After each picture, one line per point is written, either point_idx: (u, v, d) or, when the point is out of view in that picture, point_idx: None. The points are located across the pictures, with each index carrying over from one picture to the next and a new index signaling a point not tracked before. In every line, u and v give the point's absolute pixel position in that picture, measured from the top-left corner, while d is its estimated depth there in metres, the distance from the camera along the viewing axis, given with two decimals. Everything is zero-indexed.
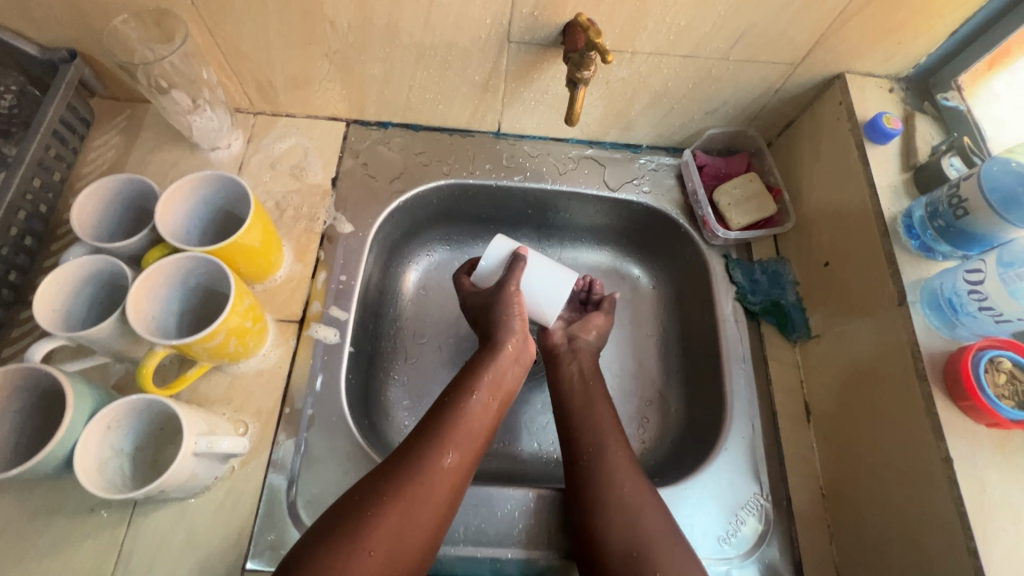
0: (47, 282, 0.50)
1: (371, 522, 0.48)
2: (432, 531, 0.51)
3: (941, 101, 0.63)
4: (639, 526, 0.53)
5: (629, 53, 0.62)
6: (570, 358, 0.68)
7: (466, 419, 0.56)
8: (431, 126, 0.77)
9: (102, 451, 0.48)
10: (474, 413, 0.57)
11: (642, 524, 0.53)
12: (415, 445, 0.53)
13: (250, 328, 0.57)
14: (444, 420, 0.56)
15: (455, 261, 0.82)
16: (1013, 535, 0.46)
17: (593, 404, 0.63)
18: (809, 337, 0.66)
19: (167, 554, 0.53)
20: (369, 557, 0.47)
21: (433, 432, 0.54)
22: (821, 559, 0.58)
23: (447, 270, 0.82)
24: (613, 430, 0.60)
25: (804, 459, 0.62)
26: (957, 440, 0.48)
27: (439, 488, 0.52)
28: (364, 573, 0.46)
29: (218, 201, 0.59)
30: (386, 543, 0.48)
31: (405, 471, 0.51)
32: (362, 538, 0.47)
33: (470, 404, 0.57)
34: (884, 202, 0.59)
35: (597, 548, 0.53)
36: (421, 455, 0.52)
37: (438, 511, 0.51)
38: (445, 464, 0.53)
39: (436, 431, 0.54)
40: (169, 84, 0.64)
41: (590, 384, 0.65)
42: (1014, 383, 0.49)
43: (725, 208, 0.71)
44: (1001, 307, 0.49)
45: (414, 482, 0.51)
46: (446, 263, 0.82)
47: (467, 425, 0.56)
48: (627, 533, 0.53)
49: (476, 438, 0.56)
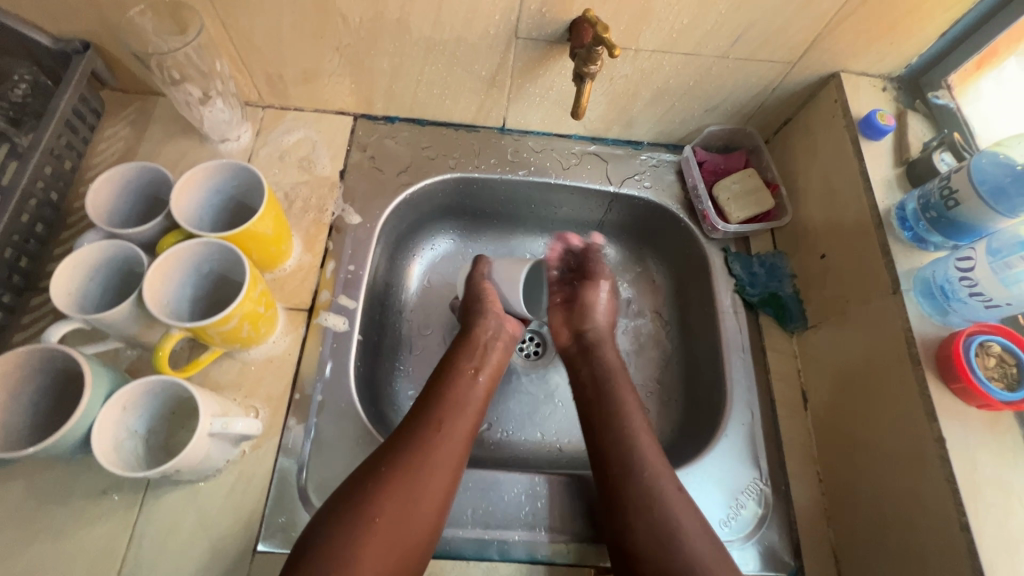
0: (63, 266, 0.51)
1: (377, 491, 0.50)
2: (440, 500, 0.52)
3: (932, 99, 0.66)
4: (671, 521, 0.52)
5: (633, 51, 0.64)
6: (582, 361, 0.68)
7: (456, 392, 0.59)
8: (438, 121, 0.78)
9: (117, 432, 0.49)
10: (463, 387, 0.60)
11: (657, 494, 0.53)
12: (411, 419, 0.56)
13: (263, 314, 0.58)
14: (435, 394, 0.59)
15: (460, 254, 0.84)
16: (1003, 511, 0.47)
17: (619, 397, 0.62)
18: (806, 327, 0.68)
19: (178, 537, 0.54)
20: (375, 523, 0.48)
21: (425, 406, 0.57)
22: (819, 541, 0.59)
23: (451, 263, 0.83)
24: (634, 412, 0.61)
25: (801, 445, 0.64)
26: (950, 421, 0.50)
27: (438, 456, 0.54)
28: (375, 540, 0.48)
29: (230, 190, 0.60)
30: (392, 511, 0.49)
31: (405, 443, 0.54)
32: (368, 505, 0.49)
33: (459, 380, 0.61)
34: (878, 195, 0.61)
35: (628, 543, 0.52)
36: (417, 427, 0.55)
37: (441, 479, 0.53)
38: (439, 432, 0.55)
39: (430, 406, 0.58)
40: (181, 76, 0.65)
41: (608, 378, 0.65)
42: (1002, 366, 0.51)
43: (724, 202, 0.73)
44: (990, 293, 0.51)
45: (413, 451, 0.53)
46: (451, 256, 0.83)
47: (458, 398, 0.59)
48: (659, 529, 0.51)
49: (468, 409, 0.59)
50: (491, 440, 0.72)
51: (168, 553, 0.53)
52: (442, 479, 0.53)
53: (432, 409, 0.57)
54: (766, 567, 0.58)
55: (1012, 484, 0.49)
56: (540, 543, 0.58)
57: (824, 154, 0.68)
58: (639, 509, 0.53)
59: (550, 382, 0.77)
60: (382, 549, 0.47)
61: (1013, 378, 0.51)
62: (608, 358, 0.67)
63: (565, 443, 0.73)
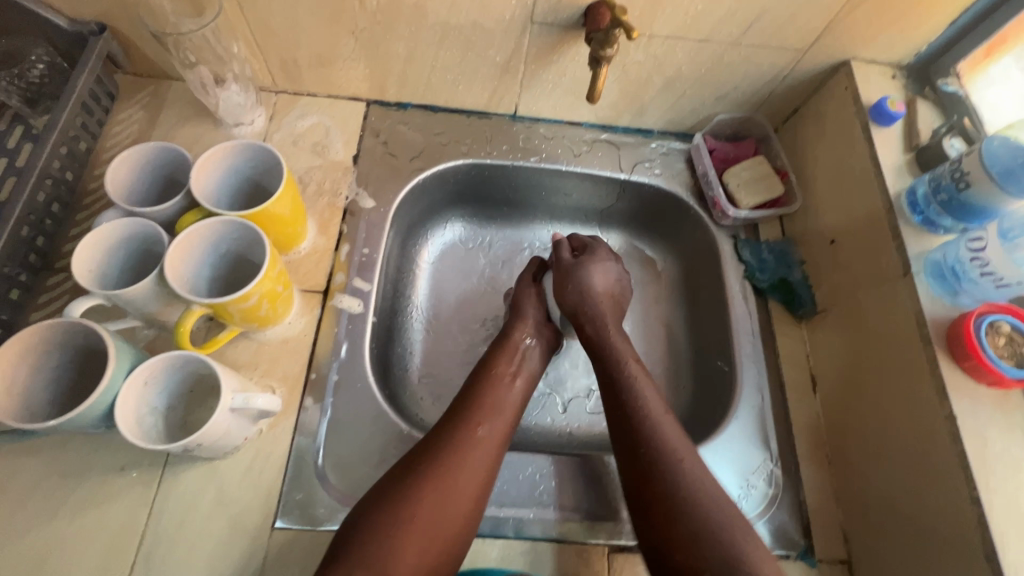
0: (84, 242, 0.51)
1: (414, 489, 0.50)
2: (475, 501, 0.52)
3: (942, 86, 0.67)
4: (710, 514, 0.48)
5: (647, 37, 0.65)
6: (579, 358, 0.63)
7: (494, 395, 0.59)
8: (450, 108, 0.79)
9: (139, 406, 0.49)
10: (501, 390, 0.60)
11: (694, 488, 0.50)
12: (447, 419, 0.56)
13: (281, 293, 0.58)
14: (473, 396, 0.58)
15: (471, 242, 0.84)
16: (1013, 485, 0.48)
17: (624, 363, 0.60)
18: (815, 312, 0.69)
19: (196, 513, 0.54)
20: (414, 520, 0.48)
21: (462, 408, 0.57)
22: (829, 521, 0.60)
23: (462, 251, 0.83)
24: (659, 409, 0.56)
25: (810, 427, 0.65)
26: (960, 399, 0.51)
27: (475, 457, 0.53)
28: (410, 539, 0.47)
29: (247, 171, 0.61)
30: (430, 509, 0.49)
31: (441, 442, 0.53)
32: (405, 503, 0.49)
33: (496, 383, 0.60)
34: (888, 181, 0.62)
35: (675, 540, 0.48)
36: (455, 427, 0.55)
37: (477, 480, 0.52)
38: (477, 434, 0.55)
39: (466, 408, 0.57)
40: (196, 59, 0.66)
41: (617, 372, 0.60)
42: (1011, 345, 0.52)
43: (735, 188, 0.74)
44: (1001, 271, 0.52)
45: (449, 451, 0.53)
46: (462, 243, 0.84)
47: (496, 401, 0.58)
48: (704, 523, 0.48)
49: (506, 413, 0.58)
50: None
51: (186, 529, 0.53)
52: (478, 480, 0.52)
53: (469, 411, 0.57)
54: (777, 545, 0.58)
55: (1022, 460, 0.49)
56: (555, 521, 0.58)
57: (834, 141, 0.69)
58: (663, 470, 0.51)
59: (560, 368, 0.78)
60: (420, 546, 0.48)
61: (1023, 356, 0.52)
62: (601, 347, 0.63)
63: (575, 428, 0.74)
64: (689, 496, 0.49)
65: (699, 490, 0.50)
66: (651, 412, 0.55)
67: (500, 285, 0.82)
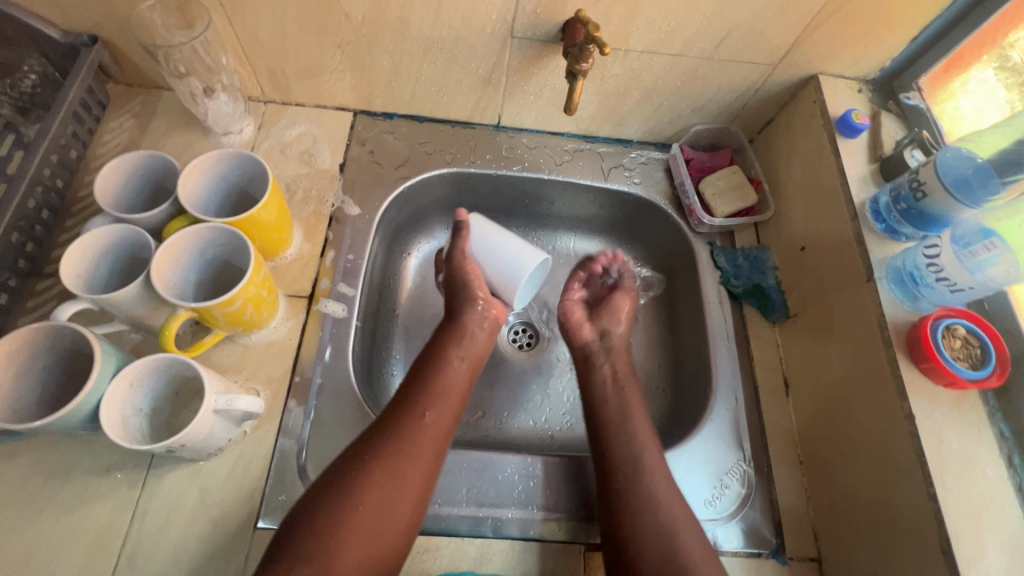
0: (73, 247, 0.53)
1: (360, 479, 0.51)
2: (420, 489, 0.53)
3: (904, 99, 0.70)
4: (676, 534, 0.52)
5: (623, 51, 0.67)
6: (603, 358, 0.69)
7: (441, 380, 0.61)
8: (435, 118, 0.81)
9: (124, 408, 0.51)
10: (447, 375, 0.61)
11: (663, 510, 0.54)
12: (396, 407, 0.58)
13: (265, 297, 0.60)
14: (420, 383, 0.60)
15: None
16: (969, 481, 0.51)
17: (630, 410, 0.63)
18: (787, 316, 0.71)
19: (181, 513, 0.55)
20: (359, 510, 0.50)
21: (410, 394, 0.59)
22: (799, 519, 0.62)
23: (435, 264, 0.84)
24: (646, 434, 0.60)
25: (783, 428, 0.67)
26: (919, 399, 0.53)
27: (421, 444, 0.55)
28: (353, 528, 0.49)
29: (235, 179, 0.63)
30: (375, 500, 0.50)
31: (388, 430, 0.55)
32: (352, 493, 0.50)
33: (443, 367, 0.62)
34: (854, 190, 0.64)
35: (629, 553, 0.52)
36: (402, 415, 0.56)
37: (423, 467, 0.54)
38: (422, 421, 0.56)
39: (413, 394, 0.59)
40: (186, 69, 0.67)
41: (622, 386, 0.66)
42: (967, 347, 0.55)
43: (711, 197, 0.76)
44: (955, 277, 0.54)
45: (397, 440, 0.54)
46: (434, 256, 0.85)
47: (443, 385, 0.60)
48: (660, 539, 0.52)
49: (452, 397, 0.60)
50: (485, 428, 0.74)
51: (170, 530, 0.54)
52: (423, 467, 0.54)
53: (416, 397, 0.58)
54: (749, 543, 0.60)
55: (977, 456, 0.52)
56: (533, 520, 0.60)
57: (804, 151, 0.72)
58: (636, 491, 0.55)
59: (542, 372, 0.80)
60: (364, 537, 0.49)
61: (978, 358, 0.54)
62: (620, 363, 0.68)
63: (556, 430, 0.75)
64: (670, 535, 0.52)
65: (682, 547, 0.51)
66: (637, 432, 0.60)
67: None
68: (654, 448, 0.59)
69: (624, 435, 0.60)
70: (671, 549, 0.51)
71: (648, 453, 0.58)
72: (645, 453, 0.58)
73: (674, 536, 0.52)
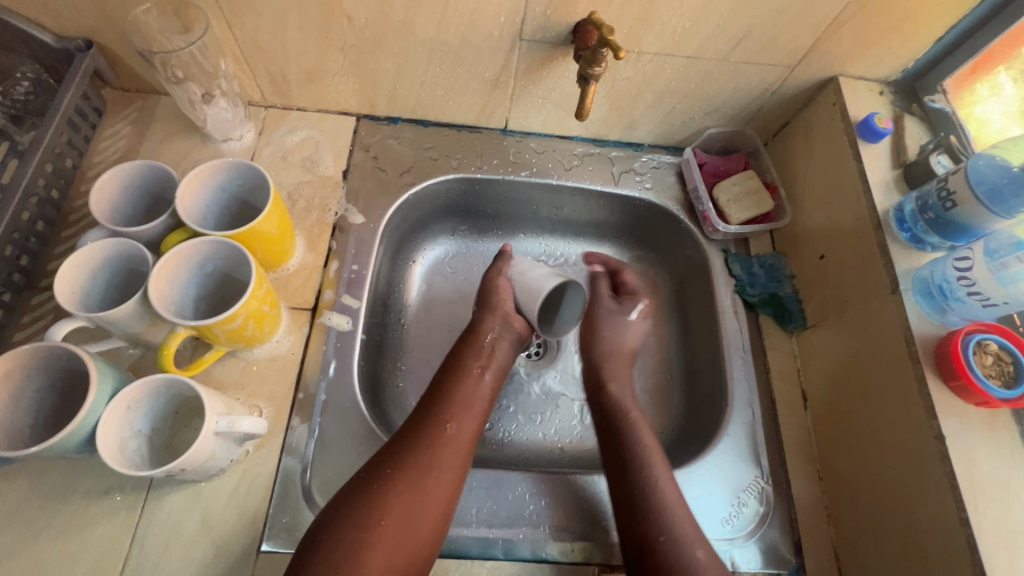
0: (68, 263, 0.51)
1: (383, 493, 0.49)
2: (443, 504, 0.52)
3: (929, 102, 0.68)
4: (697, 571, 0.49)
5: (635, 53, 0.65)
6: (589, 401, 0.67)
7: (463, 393, 0.59)
8: (440, 122, 0.79)
9: (123, 430, 0.49)
10: (470, 387, 0.60)
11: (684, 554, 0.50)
12: (417, 418, 0.56)
13: (268, 312, 0.58)
14: (440, 394, 0.58)
15: (449, 263, 0.83)
16: (1002, 505, 0.49)
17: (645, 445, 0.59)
18: (806, 327, 0.69)
19: (181, 538, 0.53)
20: (381, 526, 0.48)
21: (432, 406, 0.57)
22: (819, 538, 0.60)
23: (441, 271, 0.82)
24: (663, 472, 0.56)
25: (802, 443, 0.65)
26: (949, 418, 0.51)
27: (444, 458, 0.53)
28: (377, 544, 0.47)
29: (234, 189, 0.61)
30: (398, 515, 0.49)
31: (411, 442, 0.53)
32: (374, 508, 0.49)
33: (466, 379, 0.60)
34: (877, 198, 0.62)
35: None
36: (425, 427, 0.55)
37: (446, 483, 0.52)
38: (446, 432, 0.55)
39: (434, 405, 0.57)
40: (184, 75, 0.65)
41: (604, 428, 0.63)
42: (999, 363, 0.53)
43: (725, 203, 0.74)
44: (988, 292, 0.52)
45: (419, 453, 0.53)
46: (440, 263, 0.83)
47: (466, 398, 0.59)
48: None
49: (475, 411, 0.59)
50: (493, 441, 0.72)
51: (170, 554, 0.52)
52: (446, 482, 0.52)
53: (438, 410, 0.57)
54: (768, 564, 0.58)
55: (1010, 479, 0.50)
56: (546, 542, 0.58)
57: (822, 156, 0.70)
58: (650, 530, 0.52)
59: (551, 383, 0.78)
60: (387, 554, 0.47)
61: (1011, 375, 0.52)
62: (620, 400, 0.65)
63: (566, 444, 0.74)
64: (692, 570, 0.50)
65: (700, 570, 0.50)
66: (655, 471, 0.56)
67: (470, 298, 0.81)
68: (661, 461, 0.57)
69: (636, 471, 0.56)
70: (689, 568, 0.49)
71: (659, 469, 0.56)
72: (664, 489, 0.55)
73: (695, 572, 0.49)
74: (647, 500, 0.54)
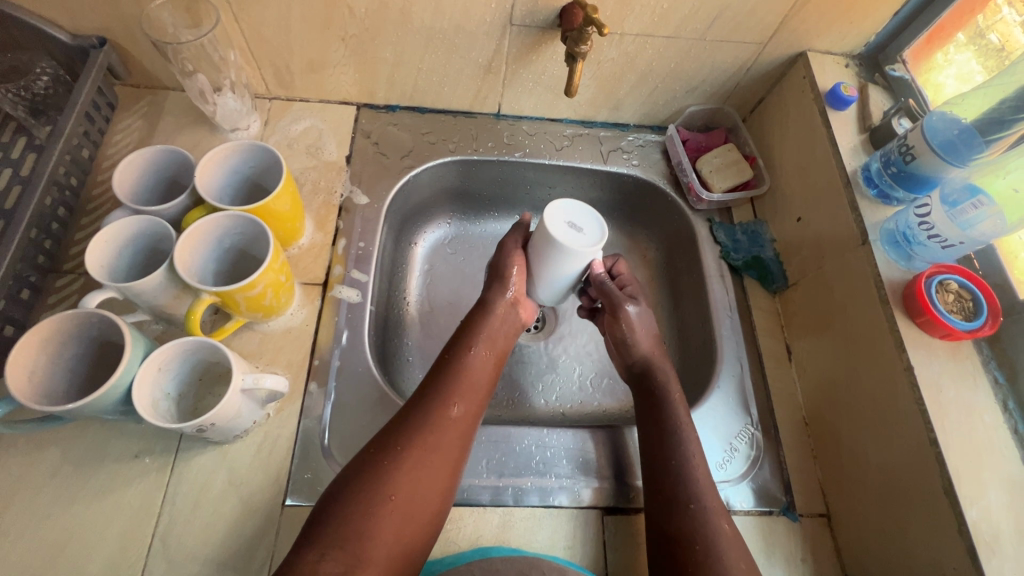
0: (96, 240, 0.54)
1: (392, 469, 0.51)
2: (446, 479, 0.54)
3: (890, 72, 0.75)
4: (710, 521, 0.52)
5: (618, 35, 0.69)
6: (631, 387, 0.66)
7: (466, 373, 0.60)
8: (437, 109, 0.83)
9: (154, 391, 0.52)
10: (472, 369, 0.61)
11: (702, 513, 0.53)
12: (423, 397, 0.58)
13: (284, 283, 0.61)
14: (445, 372, 0.60)
15: (450, 245, 0.87)
16: (967, 426, 0.53)
17: (679, 416, 0.60)
18: (786, 285, 0.74)
19: (210, 495, 0.56)
20: (391, 501, 0.50)
21: (437, 387, 0.59)
22: (807, 478, 0.64)
23: (441, 253, 0.87)
24: (689, 430, 0.59)
25: (788, 391, 0.69)
26: (917, 352, 0.56)
27: (449, 437, 0.55)
28: (387, 517, 0.49)
29: (247, 170, 0.65)
30: (407, 490, 0.51)
31: (419, 420, 0.55)
32: (385, 482, 0.50)
33: (467, 361, 0.62)
34: (846, 159, 0.67)
35: (671, 527, 0.53)
36: (431, 408, 0.56)
37: (450, 458, 0.55)
38: (451, 414, 0.57)
39: (440, 383, 0.59)
40: (194, 67, 0.69)
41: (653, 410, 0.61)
42: (960, 300, 0.58)
43: (707, 174, 0.78)
44: (946, 234, 0.57)
45: (427, 432, 0.55)
46: (440, 245, 0.87)
47: (468, 378, 0.60)
48: (688, 519, 0.53)
49: (478, 392, 0.60)
50: (499, 405, 0.76)
51: (200, 511, 0.56)
52: (451, 457, 0.55)
53: (443, 389, 0.58)
54: (760, 502, 0.62)
55: (974, 404, 0.54)
56: (553, 489, 0.62)
57: (796, 126, 0.75)
58: (682, 479, 0.55)
59: (550, 352, 0.82)
60: (397, 525, 0.49)
61: (970, 310, 0.58)
62: (672, 389, 0.62)
63: (567, 408, 0.78)
64: (705, 521, 0.52)
65: (708, 512, 0.53)
66: (685, 435, 0.59)
67: (472, 277, 0.86)
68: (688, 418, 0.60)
69: (673, 439, 0.58)
70: (708, 526, 0.52)
71: (692, 442, 0.58)
72: (691, 447, 0.58)
73: (707, 522, 0.52)
74: (680, 465, 0.56)
